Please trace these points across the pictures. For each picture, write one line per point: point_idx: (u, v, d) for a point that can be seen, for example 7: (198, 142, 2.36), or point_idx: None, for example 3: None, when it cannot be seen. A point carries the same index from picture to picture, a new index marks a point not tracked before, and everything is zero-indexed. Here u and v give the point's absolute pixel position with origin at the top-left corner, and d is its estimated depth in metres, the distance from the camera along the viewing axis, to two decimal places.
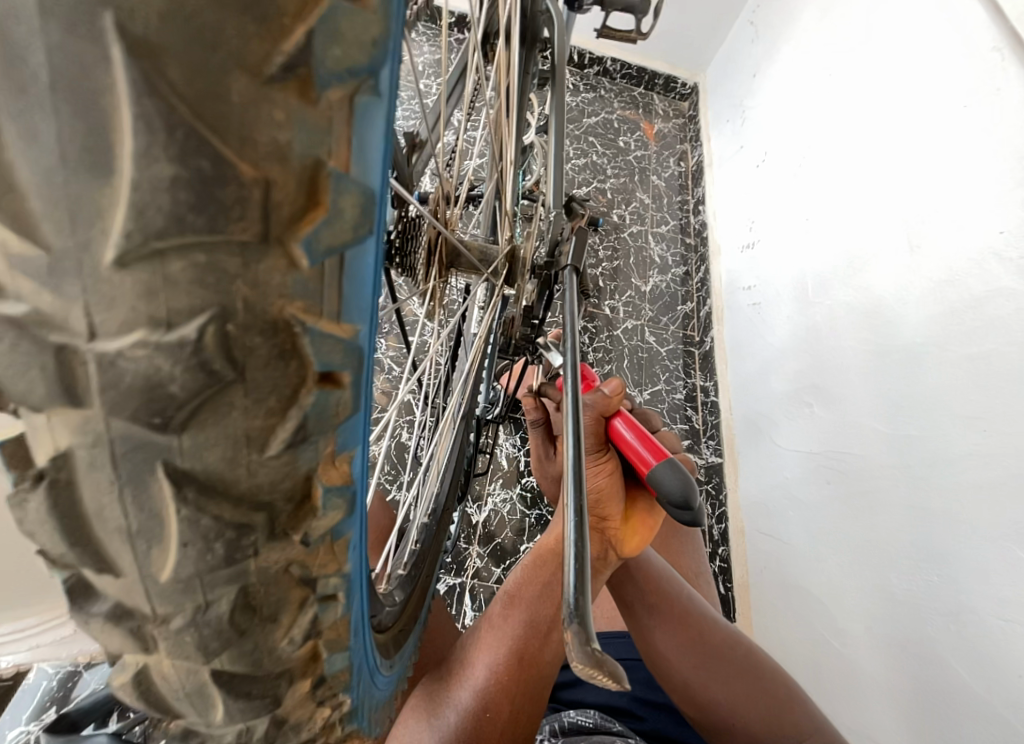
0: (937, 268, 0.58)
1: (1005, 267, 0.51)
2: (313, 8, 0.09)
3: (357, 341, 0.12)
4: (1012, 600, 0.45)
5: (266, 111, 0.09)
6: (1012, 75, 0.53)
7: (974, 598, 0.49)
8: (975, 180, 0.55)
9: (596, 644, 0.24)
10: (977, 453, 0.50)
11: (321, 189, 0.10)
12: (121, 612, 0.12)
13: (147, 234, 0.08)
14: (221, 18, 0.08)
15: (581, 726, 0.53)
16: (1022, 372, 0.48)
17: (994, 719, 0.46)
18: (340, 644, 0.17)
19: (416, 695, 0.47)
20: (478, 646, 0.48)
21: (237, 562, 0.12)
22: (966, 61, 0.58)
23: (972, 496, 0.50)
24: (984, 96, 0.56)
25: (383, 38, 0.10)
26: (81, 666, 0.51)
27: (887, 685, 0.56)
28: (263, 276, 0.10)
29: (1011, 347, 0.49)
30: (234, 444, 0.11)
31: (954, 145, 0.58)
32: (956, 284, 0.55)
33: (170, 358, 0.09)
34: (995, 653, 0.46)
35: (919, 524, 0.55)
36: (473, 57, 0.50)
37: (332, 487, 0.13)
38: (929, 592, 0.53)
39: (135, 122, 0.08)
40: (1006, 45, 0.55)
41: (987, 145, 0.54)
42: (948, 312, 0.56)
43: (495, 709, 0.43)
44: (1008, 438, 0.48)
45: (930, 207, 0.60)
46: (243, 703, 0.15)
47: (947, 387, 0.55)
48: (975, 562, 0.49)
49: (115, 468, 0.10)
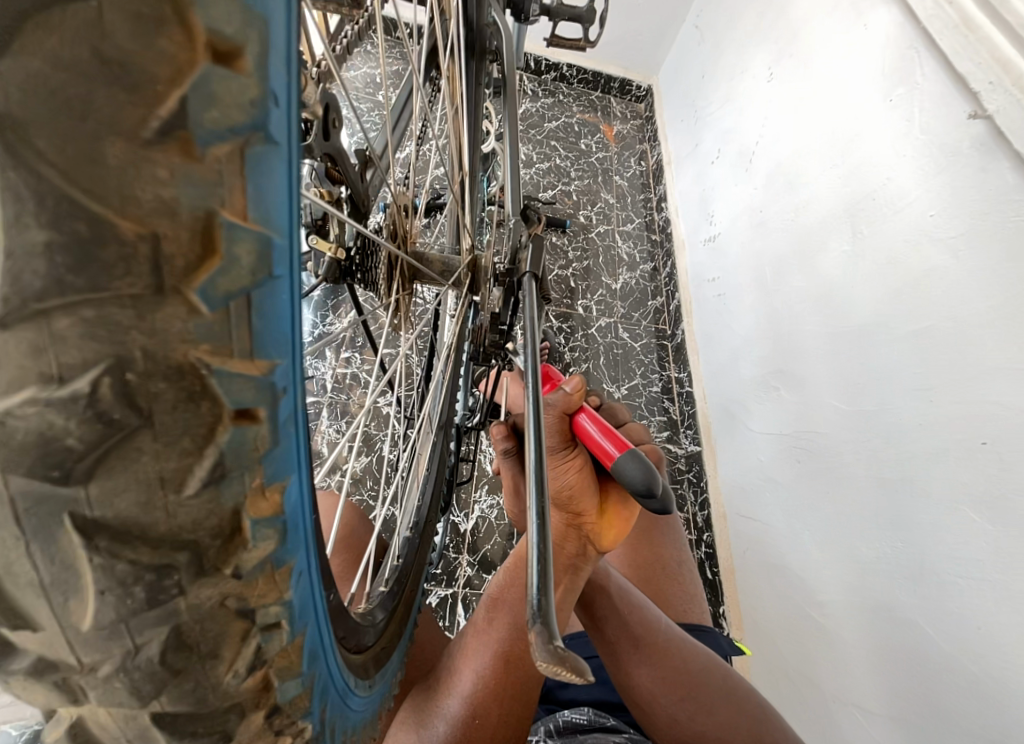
0: (880, 252, 0.60)
1: (937, 248, 0.53)
2: (185, 76, 0.09)
3: (273, 376, 0.12)
4: (975, 562, 0.47)
5: (148, 170, 0.09)
6: (927, 68, 0.56)
7: (933, 559, 0.51)
8: (903, 170, 0.58)
9: (559, 642, 0.24)
10: (930, 424, 0.53)
11: (214, 239, 0.10)
12: (44, 665, 0.12)
13: (28, 297, 0.09)
14: (90, 91, 0.08)
15: (577, 724, 0.53)
16: (959, 345, 0.50)
17: (964, 676, 0.47)
18: (292, 672, 0.17)
19: (407, 706, 0.47)
20: (465, 653, 0.48)
21: (164, 604, 0.12)
22: (887, 59, 0.61)
23: (930, 466, 0.52)
24: (905, 89, 0.59)
25: (264, 99, 0.10)
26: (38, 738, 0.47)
27: (868, 656, 0.57)
28: (161, 324, 0.10)
29: (948, 322, 0.51)
30: (147, 488, 0.11)
31: (886, 133, 0.61)
32: (898, 266, 0.57)
33: (63, 413, 0.09)
34: (958, 614, 0.48)
35: (890, 494, 0.56)
36: (418, 84, 0.52)
37: (262, 520, 0.13)
38: (887, 560, 0.56)
39: (4, 192, 0.08)
40: (920, 43, 0.58)
41: (911, 135, 0.57)
42: (892, 293, 0.58)
43: (484, 715, 0.44)
44: (954, 407, 0.50)
45: (868, 197, 0.63)
46: (191, 741, 0.15)
47: (895, 363, 0.57)
48: (934, 527, 0.51)
49: (19, 525, 0.10)
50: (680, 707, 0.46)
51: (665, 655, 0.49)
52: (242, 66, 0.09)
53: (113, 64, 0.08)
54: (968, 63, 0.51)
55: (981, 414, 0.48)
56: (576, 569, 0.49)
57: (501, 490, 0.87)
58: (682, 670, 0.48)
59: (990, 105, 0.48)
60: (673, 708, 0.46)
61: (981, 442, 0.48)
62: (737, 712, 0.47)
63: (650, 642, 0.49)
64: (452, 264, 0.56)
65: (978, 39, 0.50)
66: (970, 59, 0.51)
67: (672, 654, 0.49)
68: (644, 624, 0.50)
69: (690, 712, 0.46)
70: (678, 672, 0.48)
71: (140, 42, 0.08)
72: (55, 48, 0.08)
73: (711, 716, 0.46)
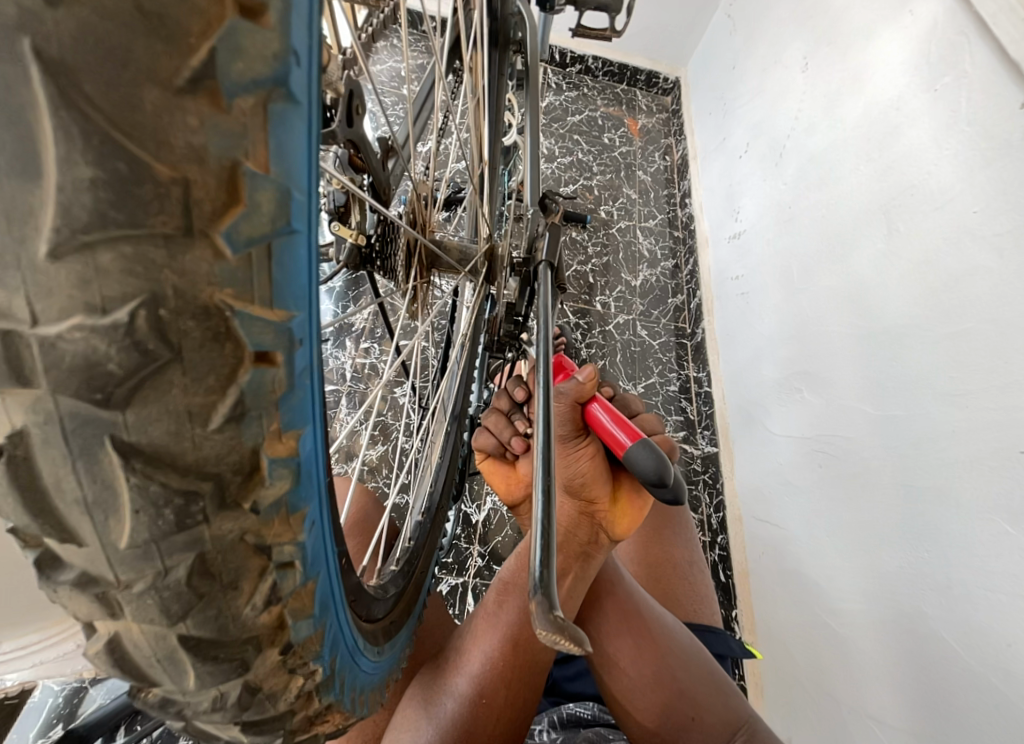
0: (915, 249, 0.59)
1: (979, 245, 0.52)
2: (215, 28, 0.10)
3: (289, 324, 0.13)
4: (1000, 572, 0.47)
5: (179, 117, 0.10)
6: (979, 57, 0.55)
7: (958, 571, 0.50)
8: (945, 161, 0.57)
9: (559, 613, 0.25)
10: (962, 430, 0.52)
11: (238, 186, 0.11)
12: (87, 580, 0.13)
13: (76, 229, 0.10)
14: (129, 38, 0.09)
15: (580, 718, 0.55)
16: (999, 349, 0.49)
17: (983, 688, 0.47)
18: (306, 612, 0.18)
19: (416, 683, 0.49)
20: (473, 635, 0.49)
21: (190, 529, 0.13)
22: (934, 48, 0.60)
23: (966, 472, 0.51)
24: (952, 78, 0.57)
25: (287, 54, 0.11)
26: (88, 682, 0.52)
27: (885, 667, 0.57)
28: (190, 264, 0.11)
29: (987, 324, 0.50)
30: (177, 419, 0.12)
31: (927, 125, 0.59)
32: (933, 265, 0.57)
33: (106, 339, 0.10)
34: (987, 627, 0.47)
35: (913, 503, 0.56)
36: (442, 73, 0.52)
37: (278, 459, 0.14)
38: (911, 571, 0.55)
39: (56, 132, 0.09)
40: (972, 27, 0.56)
41: (956, 127, 0.56)
42: (928, 292, 0.57)
43: (491, 695, 0.45)
44: (993, 415, 0.49)
45: (905, 193, 0.61)
46: (211, 665, 0.16)
47: (928, 369, 0.56)
48: (962, 538, 0.50)
49: (67, 443, 0.11)
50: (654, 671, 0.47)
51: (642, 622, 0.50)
52: (266, 21, 0.10)
53: (153, 16, 0.09)
54: None
55: (1017, 421, 0.47)
56: (589, 555, 0.50)
57: None
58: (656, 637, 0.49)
59: None
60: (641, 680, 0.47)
61: (1019, 449, 0.46)
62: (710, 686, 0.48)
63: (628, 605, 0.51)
64: (469, 252, 0.57)
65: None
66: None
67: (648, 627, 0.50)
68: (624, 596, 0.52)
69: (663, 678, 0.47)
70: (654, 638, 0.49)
71: None
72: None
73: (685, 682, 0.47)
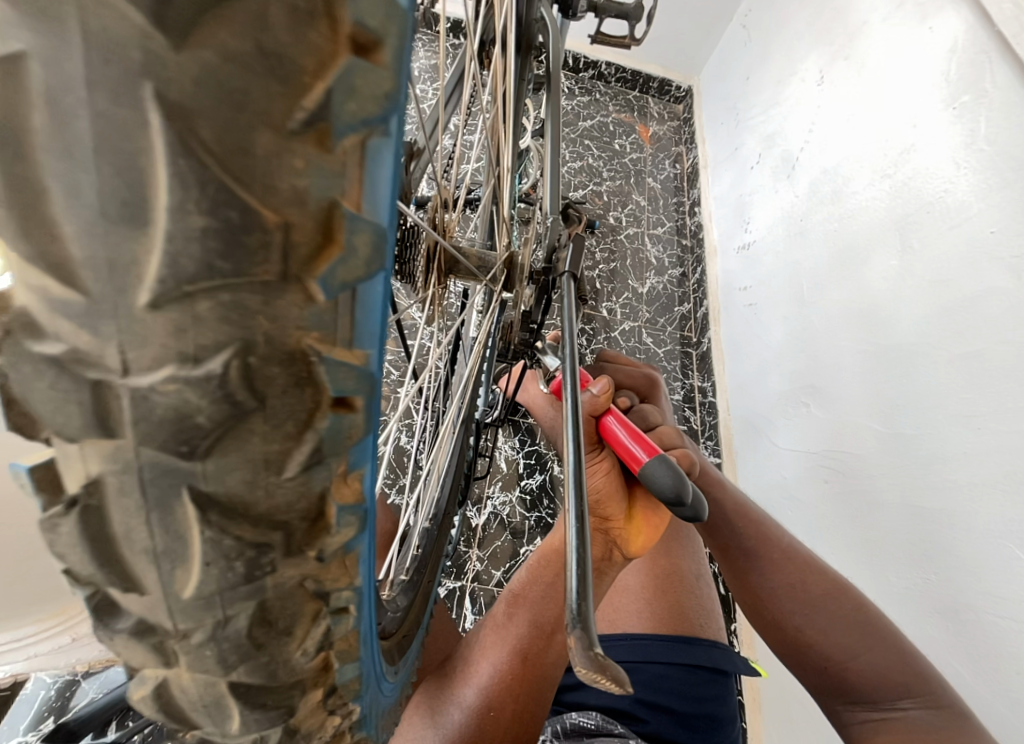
0: (929, 267, 0.58)
1: (996, 268, 0.52)
2: (330, 67, 0.09)
3: (369, 367, 0.12)
4: (1011, 598, 0.46)
5: (287, 160, 0.09)
6: (999, 77, 0.54)
7: (971, 596, 0.49)
8: (965, 178, 0.56)
9: (598, 648, 0.24)
10: (974, 450, 0.51)
11: (336, 228, 0.10)
12: (144, 628, 0.13)
13: (180, 280, 0.09)
14: (249, 82, 0.08)
15: (584, 727, 0.53)
16: (1012, 370, 0.49)
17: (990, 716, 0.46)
18: (352, 654, 0.18)
19: (421, 691, 0.48)
20: (482, 647, 0.48)
21: (256, 579, 0.13)
22: (954, 66, 0.59)
23: (966, 492, 0.51)
24: (971, 98, 0.56)
25: (395, 92, 0.10)
26: (80, 675, 0.53)
27: None
28: (283, 309, 0.10)
29: (1004, 345, 0.50)
30: (254, 468, 0.11)
31: (944, 144, 0.59)
32: (949, 284, 0.56)
33: (198, 391, 0.10)
34: (998, 651, 0.47)
35: (921, 526, 0.55)
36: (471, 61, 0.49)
37: (345, 505, 0.14)
38: (922, 588, 0.54)
39: (171, 180, 0.08)
40: (994, 48, 0.55)
41: (975, 146, 0.55)
42: (943, 312, 0.56)
43: (498, 709, 0.44)
44: (1003, 436, 0.48)
45: (925, 208, 0.60)
46: (258, 713, 0.16)
47: (942, 386, 0.55)
48: (971, 561, 0.50)
49: (143, 493, 0.11)
50: (793, 611, 0.45)
51: (786, 566, 0.47)
52: (379, 58, 0.10)
53: (273, 57, 0.09)
54: None
55: None
56: (601, 573, 0.49)
57: (514, 488, 0.87)
58: (803, 581, 0.46)
59: None
60: (790, 612, 0.45)
61: None
62: (870, 645, 0.43)
63: (770, 549, 0.48)
64: (489, 260, 0.55)
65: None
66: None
67: (812, 573, 0.46)
68: (779, 540, 0.49)
69: (802, 617, 0.45)
70: (803, 582, 0.46)
71: (295, 34, 0.09)
72: (224, 37, 0.08)
73: (831, 632, 0.44)
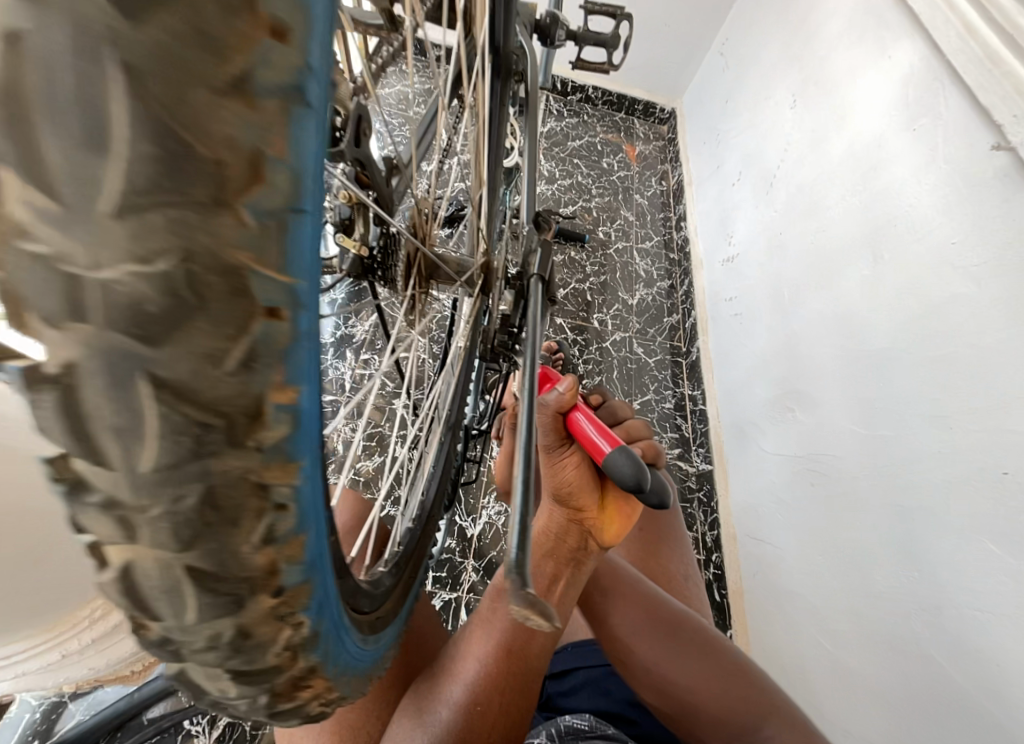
0: (900, 278, 0.65)
1: (959, 275, 0.58)
2: (250, 44, 0.13)
3: (295, 287, 0.16)
4: (984, 590, 0.52)
5: (220, 112, 0.12)
6: (953, 101, 0.62)
7: (947, 579, 0.55)
8: (925, 198, 0.64)
9: (531, 590, 0.26)
10: (947, 452, 0.57)
11: (261, 167, 0.14)
12: (111, 503, 0.16)
13: (133, 192, 0.12)
14: (187, 50, 0.12)
15: (579, 729, 0.55)
16: (973, 374, 0.54)
17: (988, 723, 0.51)
18: (297, 559, 0.20)
19: (410, 695, 0.49)
20: (468, 642, 0.49)
21: (202, 458, 0.16)
22: (911, 93, 0.67)
23: (939, 478, 0.58)
24: (928, 121, 0.64)
25: (303, 65, 0.14)
26: (64, 697, 0.61)
27: (878, 675, 0.62)
28: (218, 229, 0.13)
29: (969, 353, 0.56)
30: (197, 360, 0.14)
31: (908, 163, 0.66)
32: (920, 291, 0.62)
33: (151, 286, 0.13)
34: (977, 630, 0.52)
35: (902, 509, 0.61)
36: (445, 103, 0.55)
37: (280, 406, 0.17)
38: (906, 586, 0.60)
39: (125, 117, 0.11)
40: (947, 77, 0.63)
41: (935, 166, 0.63)
42: (912, 324, 0.63)
43: (485, 703, 0.45)
44: (976, 433, 0.54)
45: (889, 228, 0.68)
46: (212, 597, 0.18)
47: (912, 391, 0.62)
48: (954, 557, 0.55)
49: (104, 375, 0.13)
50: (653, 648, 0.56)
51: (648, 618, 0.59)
52: (289, 41, 0.13)
53: (203, 31, 0.12)
54: (993, 97, 0.56)
55: (1005, 441, 0.52)
56: (579, 563, 0.52)
57: None
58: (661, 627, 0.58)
59: (1015, 137, 0.53)
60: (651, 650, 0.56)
61: (1005, 473, 0.51)
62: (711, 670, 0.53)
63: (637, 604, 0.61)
64: (466, 265, 0.60)
65: (1003, 73, 0.55)
66: (996, 93, 0.56)
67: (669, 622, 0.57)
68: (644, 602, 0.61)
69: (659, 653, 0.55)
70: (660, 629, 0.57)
71: (225, 20, 0.12)
72: (166, 18, 0.12)
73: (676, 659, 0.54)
